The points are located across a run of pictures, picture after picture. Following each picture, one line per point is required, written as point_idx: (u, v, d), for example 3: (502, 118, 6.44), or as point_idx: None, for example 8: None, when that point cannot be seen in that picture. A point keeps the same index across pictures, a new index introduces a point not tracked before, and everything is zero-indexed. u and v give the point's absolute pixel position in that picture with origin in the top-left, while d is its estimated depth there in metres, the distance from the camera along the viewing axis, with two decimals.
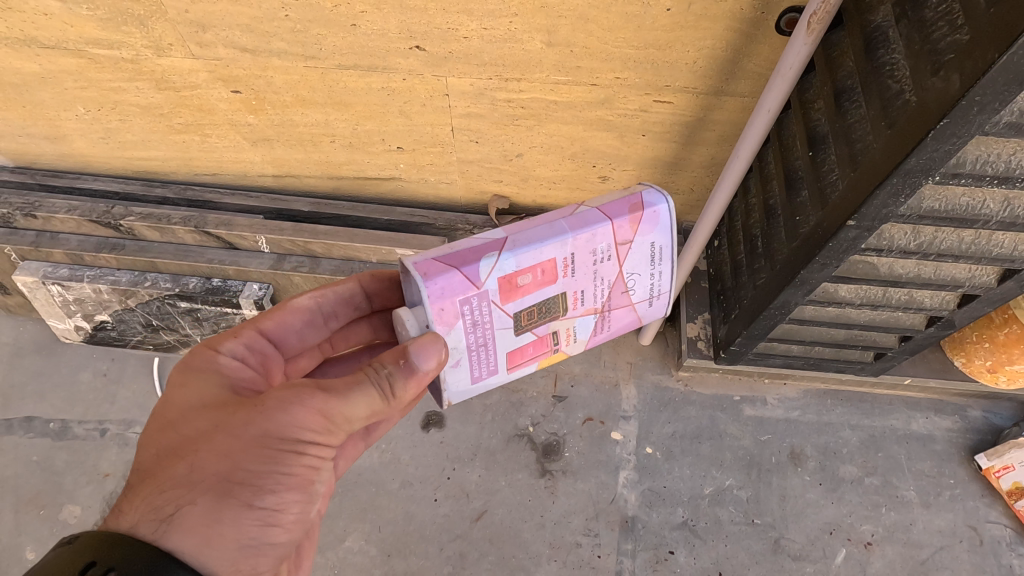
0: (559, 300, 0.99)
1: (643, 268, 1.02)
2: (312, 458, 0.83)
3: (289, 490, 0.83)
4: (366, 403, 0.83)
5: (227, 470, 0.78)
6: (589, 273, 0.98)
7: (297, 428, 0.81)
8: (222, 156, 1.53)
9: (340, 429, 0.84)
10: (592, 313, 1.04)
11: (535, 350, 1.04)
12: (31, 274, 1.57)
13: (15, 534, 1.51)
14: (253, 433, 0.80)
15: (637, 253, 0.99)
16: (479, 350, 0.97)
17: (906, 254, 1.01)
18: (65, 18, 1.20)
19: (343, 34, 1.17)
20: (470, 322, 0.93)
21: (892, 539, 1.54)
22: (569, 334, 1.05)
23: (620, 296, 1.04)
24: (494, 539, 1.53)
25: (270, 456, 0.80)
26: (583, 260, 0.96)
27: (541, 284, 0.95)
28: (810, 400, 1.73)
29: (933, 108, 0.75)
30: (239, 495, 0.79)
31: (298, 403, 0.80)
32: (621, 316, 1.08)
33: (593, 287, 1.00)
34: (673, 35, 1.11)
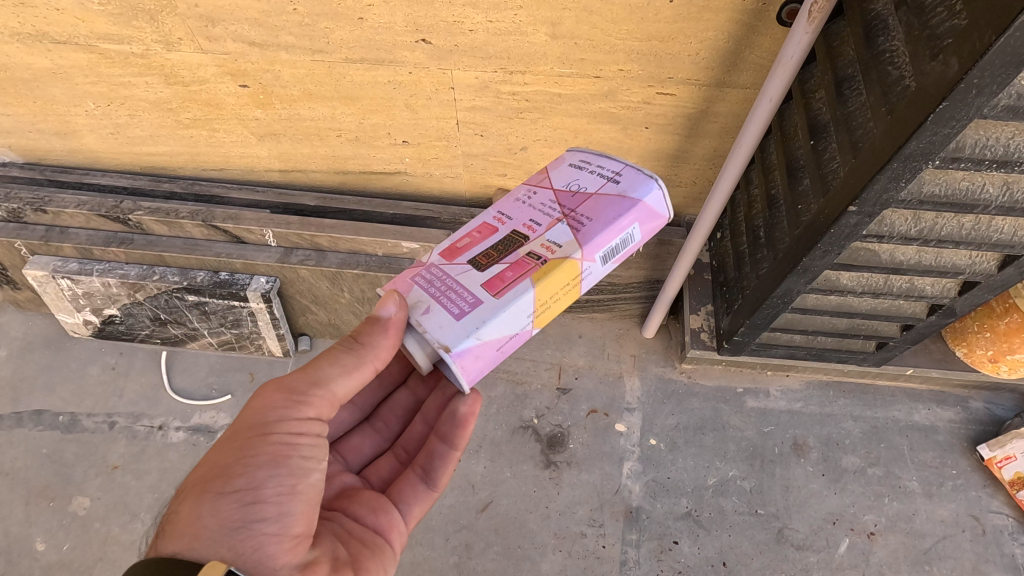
0: (511, 234, 0.94)
1: (590, 181, 0.97)
2: (284, 434, 0.88)
3: (263, 467, 0.86)
4: (329, 370, 0.91)
5: (208, 469, 0.87)
6: (528, 209, 0.97)
7: (261, 411, 0.88)
8: (230, 151, 1.55)
9: (308, 400, 0.89)
10: (558, 222, 0.93)
11: (518, 273, 0.89)
12: (41, 268, 1.60)
13: (25, 525, 1.53)
14: (229, 432, 0.89)
15: (564, 176, 1.01)
16: (442, 292, 0.89)
17: (907, 241, 1.03)
18: (77, 13, 1.22)
19: (350, 27, 1.19)
20: (424, 280, 0.92)
21: (895, 529, 1.55)
22: (547, 244, 0.91)
23: (578, 199, 0.95)
24: (500, 529, 1.54)
25: (241, 443, 0.87)
26: (513, 207, 0.99)
27: (484, 231, 0.96)
28: (813, 391, 1.75)
29: (932, 92, 0.76)
30: (214, 484, 0.84)
31: (262, 392, 0.90)
32: (609, 203, 0.93)
33: (541, 212, 0.96)
34: (676, 26, 1.13)
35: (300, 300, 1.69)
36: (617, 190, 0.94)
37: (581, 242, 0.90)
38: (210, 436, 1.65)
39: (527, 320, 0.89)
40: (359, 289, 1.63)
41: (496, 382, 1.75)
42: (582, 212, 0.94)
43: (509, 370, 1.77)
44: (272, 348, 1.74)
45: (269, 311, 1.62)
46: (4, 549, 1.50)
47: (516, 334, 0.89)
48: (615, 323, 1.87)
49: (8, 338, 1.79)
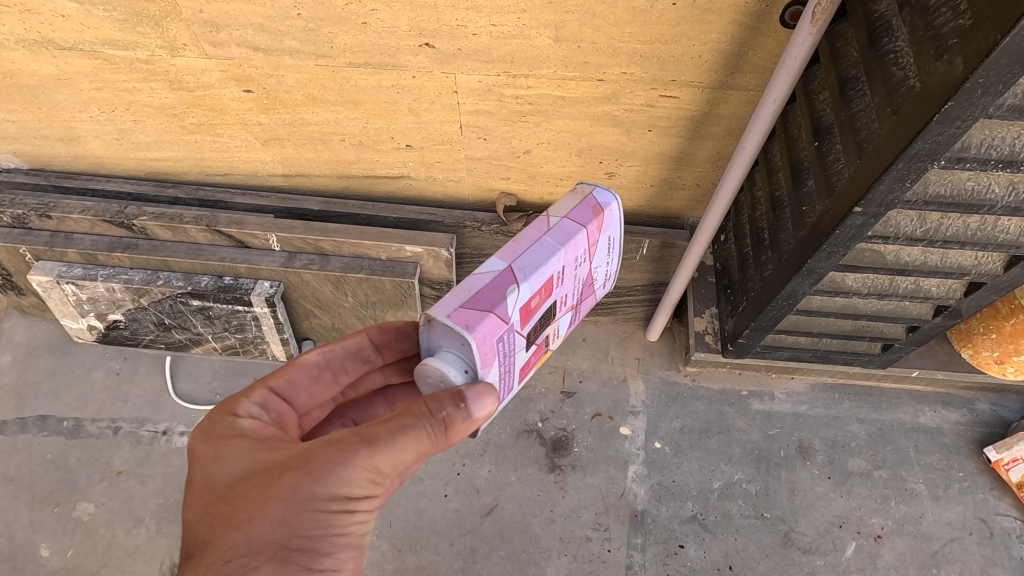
0: (550, 312, 1.10)
1: (596, 274, 1.20)
2: (363, 512, 0.81)
3: (345, 547, 0.81)
4: (412, 454, 0.81)
5: (287, 535, 0.77)
6: (568, 281, 1.10)
7: (346, 487, 0.78)
8: (233, 155, 1.55)
9: (387, 478, 0.81)
10: (569, 312, 1.19)
11: (534, 357, 1.15)
12: (46, 273, 1.60)
13: (30, 531, 1.53)
14: (305, 494, 0.77)
15: (597, 252, 1.14)
16: (505, 373, 1.04)
17: (912, 241, 1.02)
18: (82, 19, 1.22)
19: (354, 31, 1.19)
20: (503, 353, 0.98)
21: (902, 532, 1.54)
22: (555, 333, 1.20)
23: (585, 290, 1.20)
24: (505, 534, 1.53)
25: (326, 518, 0.78)
26: (568, 272, 1.07)
27: (544, 300, 1.05)
28: (817, 394, 1.74)
29: (936, 92, 0.76)
30: (301, 558, 0.78)
31: (347, 462, 0.78)
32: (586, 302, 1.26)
33: (570, 291, 1.13)
34: (679, 29, 1.13)
35: (305, 304, 1.69)
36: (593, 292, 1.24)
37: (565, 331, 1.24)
38: None
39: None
40: (363, 293, 1.63)
41: None
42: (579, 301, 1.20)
43: None
44: (275, 352, 1.74)
45: (273, 315, 1.62)
46: (9, 555, 1.49)
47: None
48: (618, 326, 1.87)
49: (13, 344, 1.79)
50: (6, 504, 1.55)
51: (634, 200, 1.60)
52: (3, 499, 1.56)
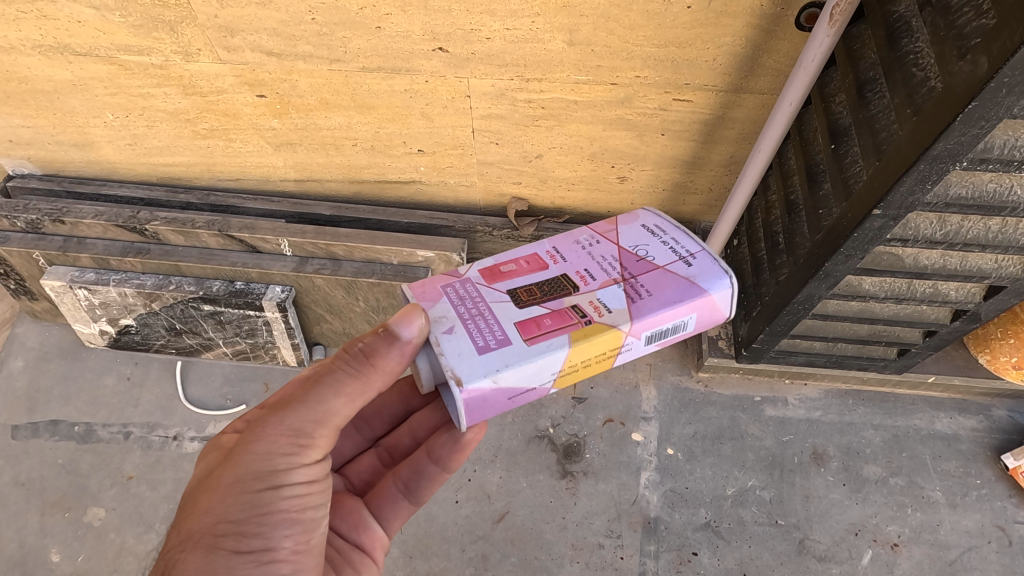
0: (561, 280, 0.89)
1: (659, 253, 0.93)
2: (293, 486, 0.84)
3: (277, 526, 0.82)
4: (333, 401, 0.86)
5: (214, 520, 0.80)
6: (580, 259, 0.93)
7: (267, 457, 0.82)
8: (246, 160, 1.56)
9: (312, 441, 0.85)
10: (613, 284, 0.89)
11: (556, 324, 0.84)
12: (59, 278, 1.60)
13: (41, 536, 1.52)
14: (229, 477, 0.82)
15: (632, 236, 0.97)
16: (475, 317, 0.84)
17: (932, 244, 1.02)
18: (97, 25, 1.23)
19: (368, 36, 1.20)
20: (459, 298, 0.86)
21: (919, 540, 1.52)
22: (598, 305, 0.86)
23: (641, 266, 0.91)
24: (516, 540, 1.52)
25: (251, 496, 0.82)
26: (570, 252, 0.94)
27: (532, 270, 0.91)
28: (831, 400, 1.72)
29: (959, 93, 0.76)
30: (228, 541, 0.80)
31: (262, 433, 0.83)
32: (666, 279, 0.89)
33: (595, 266, 0.92)
34: (693, 32, 1.13)
35: (316, 309, 1.68)
36: (686, 275, 0.89)
37: (632, 309, 0.85)
38: None
39: (550, 377, 0.84)
40: (375, 298, 1.63)
41: None
42: (642, 277, 0.89)
43: None
44: (286, 357, 1.74)
45: (284, 320, 1.61)
46: (20, 559, 1.49)
47: (531, 388, 0.84)
48: None
49: (25, 348, 1.80)
50: (17, 508, 1.55)
51: (645, 205, 1.59)
52: (15, 504, 1.56)
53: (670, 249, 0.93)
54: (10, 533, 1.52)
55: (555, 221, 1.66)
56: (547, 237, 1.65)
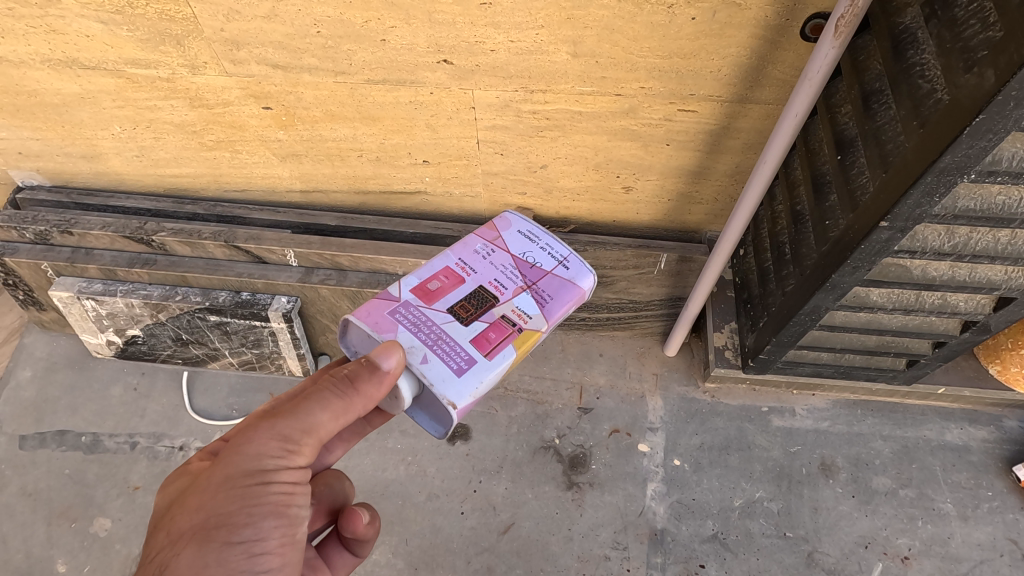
0: (481, 292, 1.06)
1: (544, 258, 1.13)
2: (282, 483, 0.85)
3: (266, 518, 0.83)
4: (321, 412, 0.87)
5: (205, 516, 0.81)
6: (489, 267, 1.11)
7: (257, 458, 0.84)
8: (252, 172, 1.56)
9: (299, 446, 0.86)
10: (522, 291, 1.08)
11: (499, 336, 1.01)
12: (67, 289, 1.61)
13: (47, 547, 1.53)
14: (217, 476, 0.83)
15: (517, 242, 1.15)
16: (436, 344, 0.98)
17: (940, 256, 1.01)
18: (106, 39, 1.24)
19: (373, 49, 1.20)
20: (412, 325, 0.99)
21: (930, 553, 1.50)
22: (519, 314, 1.05)
23: (536, 272, 1.10)
24: (522, 552, 1.51)
25: (241, 491, 0.82)
26: (475, 261, 1.12)
27: (454, 284, 1.07)
28: (839, 410, 1.71)
29: (967, 106, 0.75)
30: (219, 534, 0.80)
31: (251, 436, 0.84)
32: (559, 284, 1.09)
33: (503, 275, 1.10)
34: (698, 43, 1.13)
35: (321, 319, 1.68)
36: (567, 276, 1.11)
37: (546, 314, 1.06)
38: None
39: None
40: None
41: (517, 401, 1.73)
42: (542, 284, 1.09)
43: (529, 389, 1.75)
44: (292, 368, 1.74)
45: (290, 330, 1.61)
46: (26, 570, 1.50)
47: None
48: (635, 341, 1.85)
49: (33, 358, 1.81)
50: (24, 519, 1.56)
51: (651, 214, 1.59)
52: (22, 514, 1.56)
53: (553, 256, 1.14)
54: (17, 544, 1.53)
55: (561, 230, 1.65)
56: None
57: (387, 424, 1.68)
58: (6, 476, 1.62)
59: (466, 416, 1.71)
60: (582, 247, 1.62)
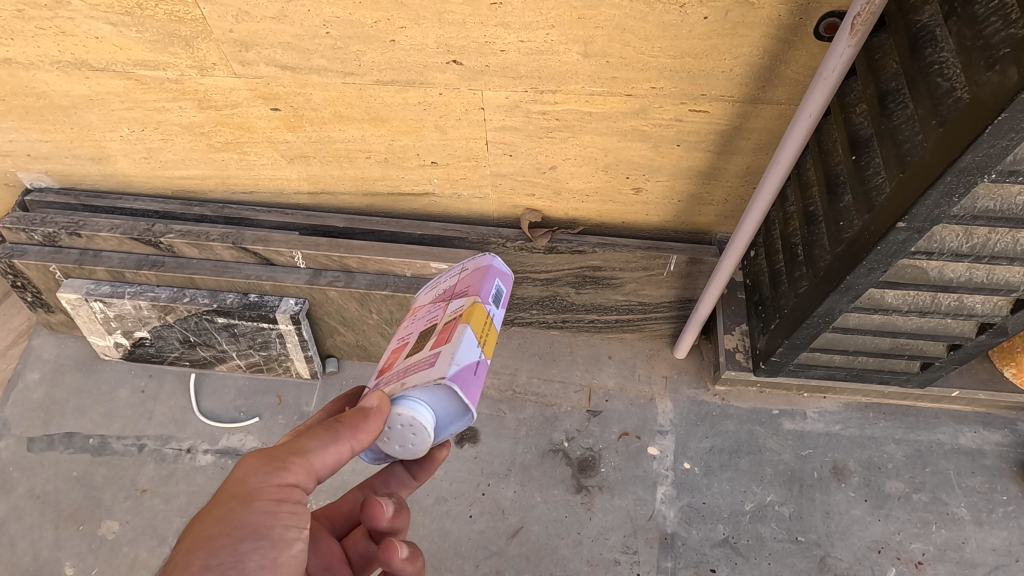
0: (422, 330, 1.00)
1: (449, 279, 1.10)
2: (268, 504, 0.78)
3: (246, 540, 0.75)
4: (311, 442, 0.82)
5: (187, 539, 0.76)
6: (419, 319, 1.04)
7: (243, 480, 0.79)
8: (260, 173, 1.56)
9: (287, 469, 0.80)
10: (450, 301, 1.03)
11: (449, 328, 0.94)
12: (75, 291, 1.61)
13: (55, 550, 1.52)
14: (207, 501, 0.79)
15: (426, 295, 1.12)
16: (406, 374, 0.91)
17: (958, 258, 1.00)
18: (114, 41, 1.24)
19: (382, 49, 1.20)
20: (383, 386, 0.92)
21: (944, 558, 1.49)
22: (453, 310, 0.99)
23: (452, 288, 1.07)
24: (531, 556, 1.50)
25: (224, 512, 0.76)
26: (407, 328, 1.05)
27: (397, 351, 1.00)
28: (851, 413, 1.69)
29: (989, 104, 0.74)
30: (196, 554, 0.74)
31: (244, 461, 0.81)
32: (474, 273, 1.06)
33: (430, 313, 1.04)
34: (710, 42, 1.12)
35: (329, 321, 1.68)
36: (476, 265, 1.08)
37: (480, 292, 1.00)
38: (238, 459, 1.65)
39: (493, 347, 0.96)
40: (388, 310, 1.62)
41: (525, 404, 1.72)
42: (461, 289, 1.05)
43: (537, 392, 1.74)
44: (300, 370, 1.73)
45: (298, 332, 1.61)
46: (34, 573, 1.49)
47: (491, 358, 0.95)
48: (645, 343, 1.84)
49: (41, 360, 1.81)
50: (32, 521, 1.56)
51: (660, 216, 1.58)
52: (30, 517, 1.56)
53: (450, 275, 1.11)
54: (24, 547, 1.52)
55: (570, 232, 1.64)
56: (560, 249, 1.62)
57: None
58: (14, 478, 1.61)
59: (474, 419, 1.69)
60: (591, 249, 1.61)
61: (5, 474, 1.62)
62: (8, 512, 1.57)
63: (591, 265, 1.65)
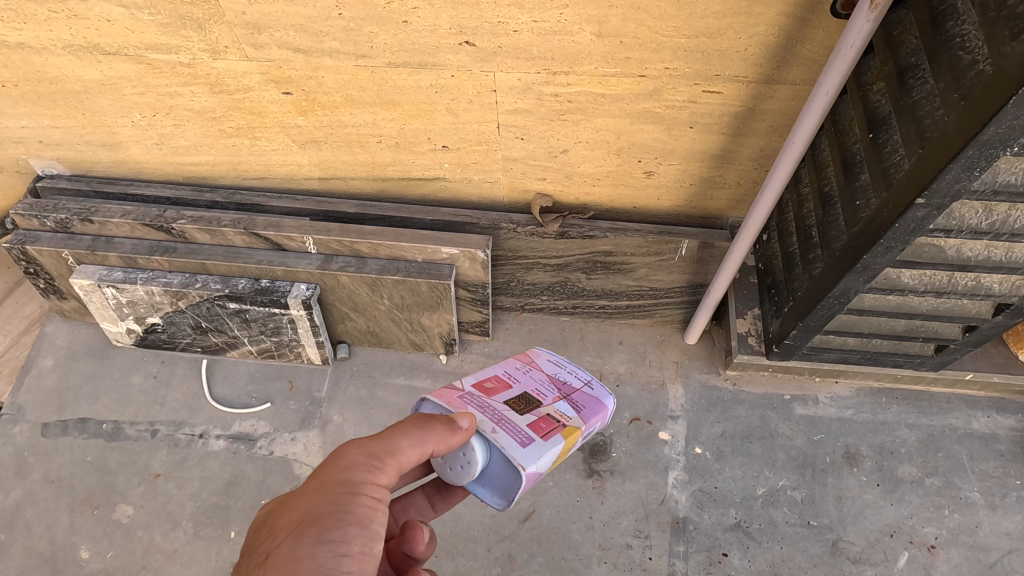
0: (523, 399, 1.06)
1: (567, 378, 1.16)
2: (368, 497, 0.84)
3: (352, 526, 0.80)
4: (402, 439, 0.88)
5: (298, 516, 0.81)
6: (535, 380, 1.13)
7: (348, 470, 0.84)
8: (271, 159, 1.56)
9: (382, 469, 0.86)
10: (557, 399, 1.09)
11: (553, 424, 1.02)
12: (88, 277, 1.61)
13: (70, 533, 1.53)
14: (315, 482, 0.84)
15: (546, 365, 1.18)
16: (503, 417, 0.98)
17: (977, 235, 0.99)
18: (127, 24, 1.24)
19: (395, 30, 1.19)
20: (478, 406, 1.00)
21: (957, 542, 1.48)
22: (560, 414, 1.05)
23: (568, 386, 1.14)
24: (543, 540, 1.51)
25: (333, 496, 0.82)
26: (516, 373, 1.13)
27: (509, 373, 1.12)
28: (864, 399, 1.69)
29: (1013, 75, 0.74)
30: (310, 530, 0.79)
31: (344, 450, 0.86)
32: (584, 404, 1.10)
33: (546, 368, 1.17)
34: (724, 22, 1.11)
35: (340, 307, 1.68)
36: (589, 395, 1.13)
37: (585, 421, 1.08)
38: (250, 445, 1.66)
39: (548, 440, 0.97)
40: (399, 296, 1.61)
41: None
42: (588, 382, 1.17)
43: None
44: (311, 356, 1.73)
45: (309, 318, 1.61)
46: (50, 556, 1.50)
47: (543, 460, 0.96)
48: (655, 329, 1.83)
49: (54, 347, 1.81)
50: (47, 505, 1.57)
51: (673, 200, 1.57)
52: (45, 501, 1.57)
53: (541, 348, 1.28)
54: (40, 530, 1.54)
55: (581, 217, 1.63)
56: (571, 233, 1.61)
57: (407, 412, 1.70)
58: (29, 463, 1.62)
59: None
60: (603, 234, 1.60)
61: (20, 459, 1.63)
62: (23, 496, 1.58)
63: (602, 250, 1.64)
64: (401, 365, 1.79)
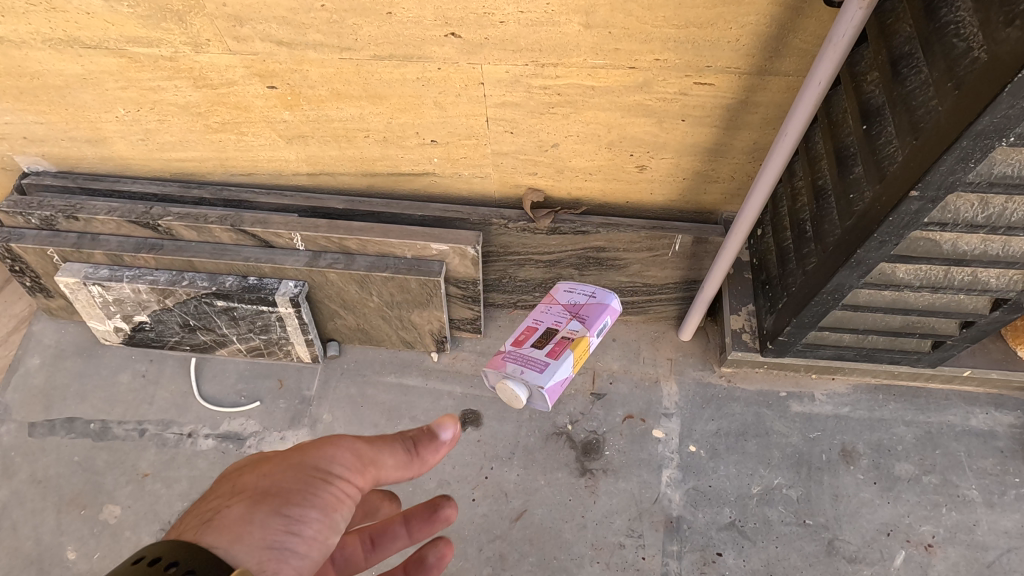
0: (546, 336, 1.38)
1: (577, 294, 1.46)
2: (337, 492, 0.80)
3: (313, 511, 0.77)
4: (386, 454, 0.83)
5: (265, 485, 0.78)
6: (555, 312, 1.43)
7: (326, 458, 0.80)
8: (258, 154, 1.54)
9: (361, 471, 0.82)
10: (572, 322, 1.40)
11: (566, 342, 1.36)
12: (73, 275, 1.59)
13: (57, 534, 1.52)
14: (289, 457, 0.81)
15: (565, 297, 1.46)
16: (529, 359, 1.34)
17: (973, 229, 0.97)
18: (107, 17, 1.22)
19: (379, 22, 1.17)
20: (513, 352, 1.36)
21: (954, 541, 1.46)
22: (572, 329, 1.39)
23: (578, 303, 1.44)
24: (535, 539, 1.49)
25: (303, 477, 0.79)
26: (541, 314, 1.44)
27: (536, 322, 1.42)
28: (860, 395, 1.66)
29: (1008, 63, 0.71)
30: (272, 501, 0.76)
31: (329, 442, 0.82)
32: (595, 313, 1.41)
33: (563, 307, 1.44)
34: (715, 11, 1.09)
35: (329, 304, 1.65)
36: (596, 301, 1.43)
37: (590, 327, 1.39)
38: (239, 444, 1.64)
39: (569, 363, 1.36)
40: (388, 293, 1.59)
41: None
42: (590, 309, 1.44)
43: None
44: (301, 354, 1.71)
45: (298, 316, 1.59)
46: (36, 557, 1.49)
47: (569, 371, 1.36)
48: (650, 326, 1.81)
49: (42, 346, 1.80)
50: (34, 505, 1.55)
51: (666, 194, 1.54)
52: (32, 502, 1.56)
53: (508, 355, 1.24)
54: (26, 531, 1.52)
55: (573, 212, 1.61)
56: (563, 229, 1.59)
57: (397, 411, 1.68)
58: (16, 463, 1.61)
59: (477, 402, 1.69)
60: (595, 229, 1.58)
61: (6, 459, 1.61)
62: (10, 496, 1.56)
63: (594, 246, 1.62)
64: (392, 362, 1.77)
